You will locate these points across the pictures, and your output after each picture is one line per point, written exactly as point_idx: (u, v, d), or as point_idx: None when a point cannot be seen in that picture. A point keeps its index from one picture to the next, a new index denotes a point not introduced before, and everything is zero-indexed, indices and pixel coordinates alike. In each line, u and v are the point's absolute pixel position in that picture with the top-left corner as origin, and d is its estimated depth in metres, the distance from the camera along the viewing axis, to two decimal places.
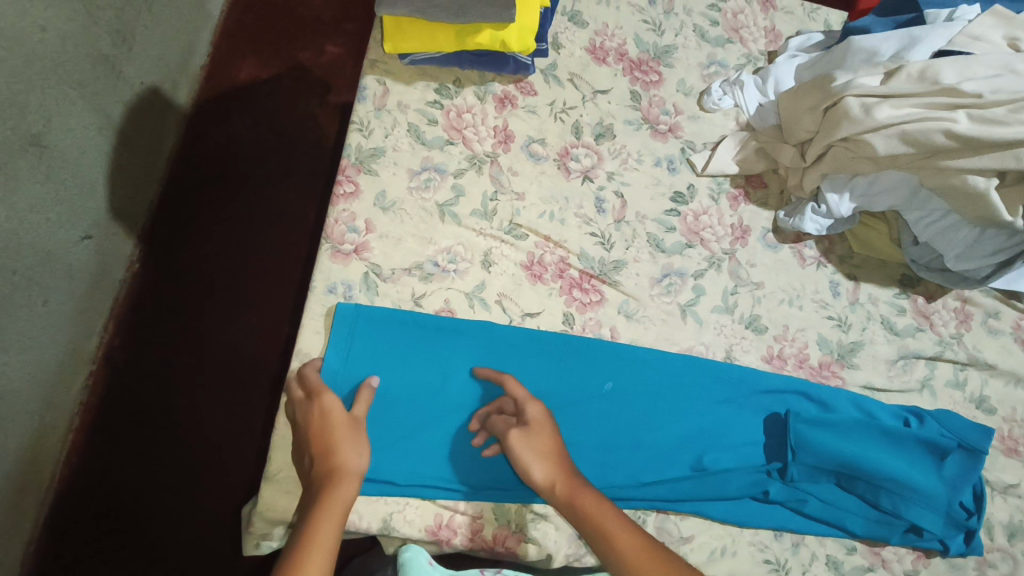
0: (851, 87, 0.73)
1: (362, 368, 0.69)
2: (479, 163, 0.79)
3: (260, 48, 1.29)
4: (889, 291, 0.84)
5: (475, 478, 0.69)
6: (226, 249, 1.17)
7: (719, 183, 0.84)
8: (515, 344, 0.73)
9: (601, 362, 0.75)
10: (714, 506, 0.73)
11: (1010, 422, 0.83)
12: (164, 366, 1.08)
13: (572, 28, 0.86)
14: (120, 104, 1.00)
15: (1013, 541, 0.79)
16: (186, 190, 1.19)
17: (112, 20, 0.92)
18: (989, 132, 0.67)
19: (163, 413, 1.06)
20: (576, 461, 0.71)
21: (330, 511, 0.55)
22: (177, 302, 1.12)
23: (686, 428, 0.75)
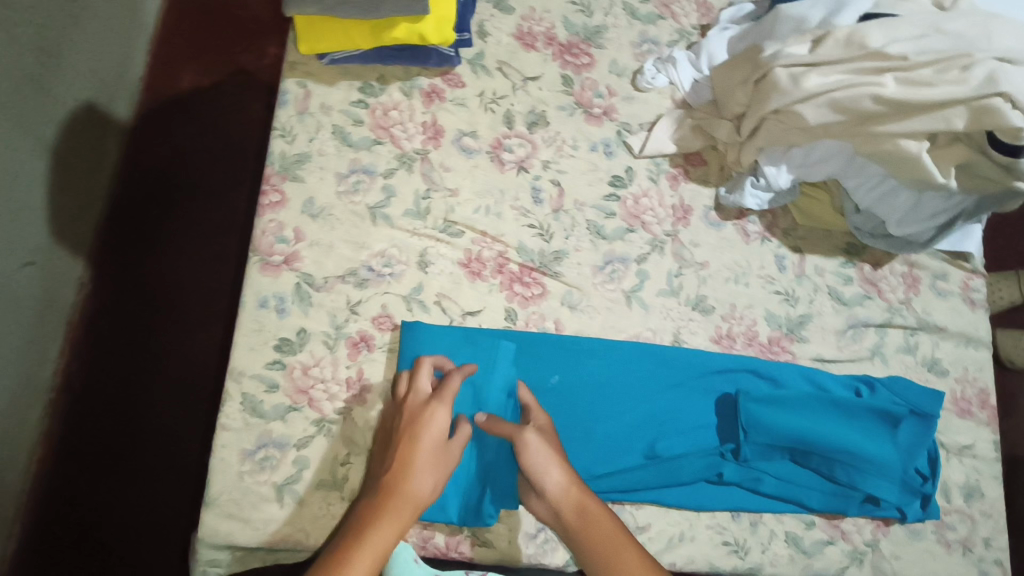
0: (780, 57, 0.72)
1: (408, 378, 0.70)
2: (409, 161, 0.77)
3: (196, 53, 1.23)
4: (835, 261, 0.83)
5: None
6: (178, 263, 1.12)
7: (658, 164, 0.83)
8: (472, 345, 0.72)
9: (545, 357, 0.73)
10: (671, 492, 0.73)
11: (963, 383, 0.82)
12: (126, 388, 1.05)
13: (498, 15, 0.84)
14: (53, 123, 0.95)
15: (971, 501, 0.79)
16: (133, 204, 1.13)
17: (34, 38, 0.87)
18: (917, 94, 0.65)
19: (126, 437, 1.03)
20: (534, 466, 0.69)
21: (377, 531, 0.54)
22: (133, 322, 1.08)
23: (639, 416, 0.74)
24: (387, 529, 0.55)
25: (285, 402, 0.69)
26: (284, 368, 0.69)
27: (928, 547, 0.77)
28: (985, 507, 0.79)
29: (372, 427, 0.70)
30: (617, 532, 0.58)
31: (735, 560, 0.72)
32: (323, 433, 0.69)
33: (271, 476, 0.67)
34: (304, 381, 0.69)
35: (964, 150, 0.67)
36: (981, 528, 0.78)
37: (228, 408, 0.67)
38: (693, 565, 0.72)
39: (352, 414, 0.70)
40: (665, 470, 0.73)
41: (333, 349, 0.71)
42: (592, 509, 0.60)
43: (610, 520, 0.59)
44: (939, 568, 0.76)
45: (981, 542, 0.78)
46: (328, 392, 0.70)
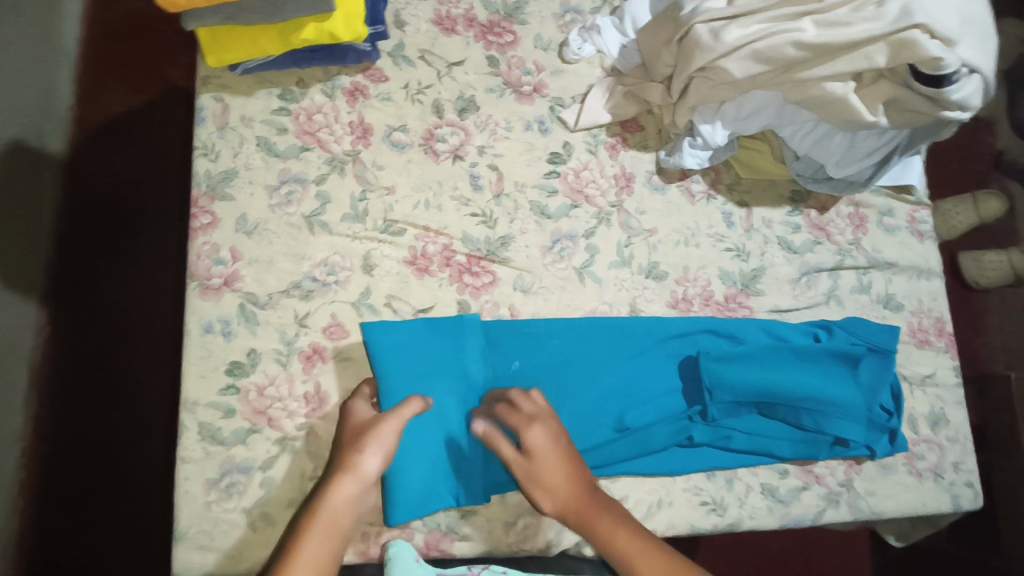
0: (699, 14, 0.70)
1: (389, 378, 0.67)
2: (340, 165, 0.75)
3: (120, 72, 1.16)
4: (782, 211, 0.83)
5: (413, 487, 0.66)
6: (139, 291, 1.07)
7: (595, 135, 0.81)
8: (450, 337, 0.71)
9: (508, 342, 0.72)
10: (644, 456, 0.73)
11: (919, 314, 0.83)
12: (99, 426, 1.01)
13: (413, 2, 0.81)
14: None
15: (937, 429, 0.81)
16: (84, 236, 1.08)
17: None
18: (834, 36, 0.64)
19: (112, 475, 0.99)
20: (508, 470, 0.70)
21: (317, 522, 0.56)
22: (103, 359, 1.03)
23: (605, 387, 0.74)
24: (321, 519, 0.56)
25: (244, 426, 0.67)
26: (239, 391, 0.68)
27: (900, 479, 0.79)
28: (952, 433, 0.81)
29: None
30: (632, 547, 0.58)
31: (715, 519, 0.73)
32: (288, 451, 0.68)
33: (240, 501, 0.66)
34: (261, 403, 0.68)
35: (890, 87, 0.66)
36: (949, 454, 0.80)
37: (186, 440, 0.66)
38: (674, 529, 0.72)
39: (315, 428, 0.69)
40: (636, 437, 0.73)
41: (287, 366, 0.70)
42: (594, 520, 0.61)
43: (614, 528, 0.60)
44: (912, 498, 0.78)
45: (950, 467, 0.80)
46: (286, 409, 0.69)
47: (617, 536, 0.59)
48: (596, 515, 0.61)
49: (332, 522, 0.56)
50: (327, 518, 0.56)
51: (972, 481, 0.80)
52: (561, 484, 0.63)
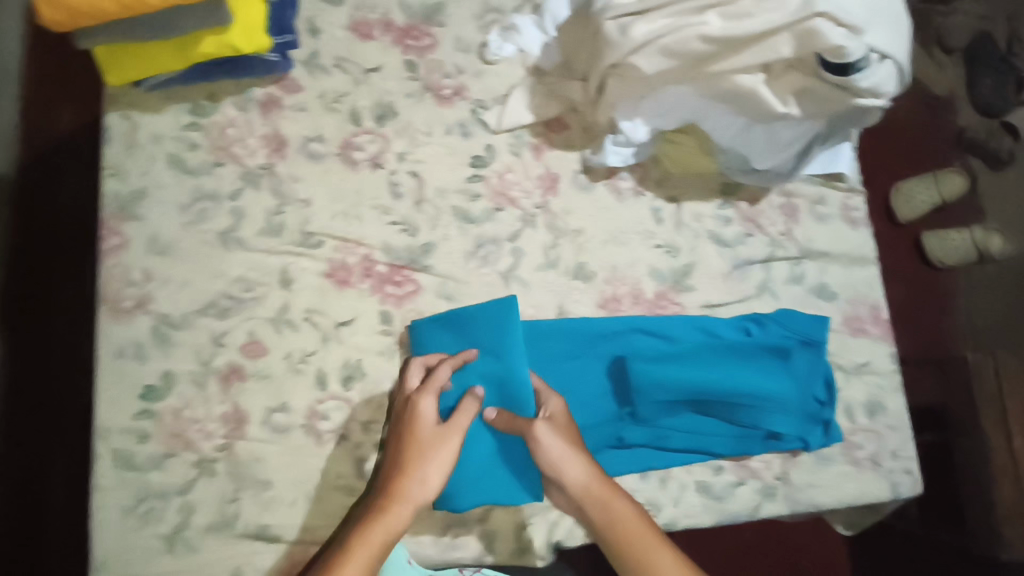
0: (608, 9, 0.68)
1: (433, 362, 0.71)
2: (254, 178, 0.73)
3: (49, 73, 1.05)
4: (712, 204, 0.83)
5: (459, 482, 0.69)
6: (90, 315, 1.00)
7: (518, 136, 0.80)
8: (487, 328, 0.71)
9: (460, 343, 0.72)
10: (580, 456, 0.72)
11: (855, 303, 0.83)
12: (52, 458, 0.96)
13: (327, 8, 0.79)
14: None
15: (875, 417, 0.80)
16: (20, 256, 1.00)
17: None
18: (739, 29, 0.63)
19: (68, 508, 0.95)
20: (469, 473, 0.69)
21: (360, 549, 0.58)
22: (30, 396, 0.96)
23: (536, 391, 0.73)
24: (361, 549, 0.59)
25: (159, 450, 0.67)
26: (154, 415, 0.67)
27: (839, 470, 0.78)
28: (891, 421, 0.80)
29: (257, 457, 0.68)
30: (637, 525, 0.62)
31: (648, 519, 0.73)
32: (206, 473, 0.67)
33: (157, 527, 0.65)
34: (177, 425, 0.68)
35: (800, 76, 0.66)
36: (888, 442, 0.80)
37: (100, 468, 0.65)
38: None
39: (234, 448, 0.68)
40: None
41: (204, 387, 0.69)
42: (609, 499, 0.63)
43: (624, 508, 0.63)
44: (851, 488, 0.78)
45: (889, 454, 0.80)
46: (204, 431, 0.68)
47: (628, 516, 0.62)
48: (608, 492, 0.63)
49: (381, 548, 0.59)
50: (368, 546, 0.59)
51: (911, 469, 0.80)
52: (580, 461, 0.64)
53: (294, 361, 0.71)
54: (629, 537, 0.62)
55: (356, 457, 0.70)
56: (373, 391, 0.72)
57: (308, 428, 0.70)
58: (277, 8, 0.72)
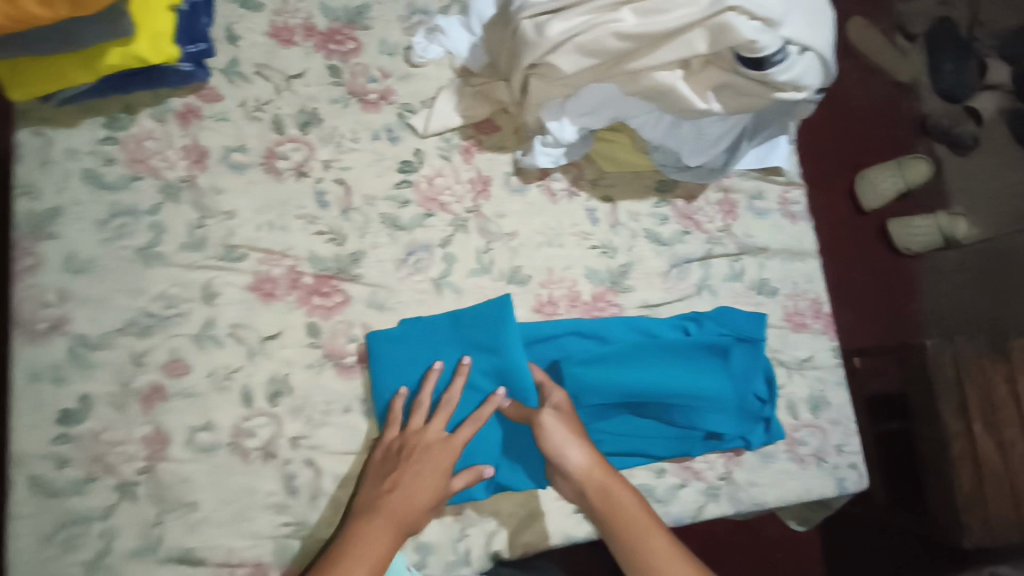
0: (525, 9, 0.67)
1: (393, 370, 0.71)
2: (175, 192, 0.71)
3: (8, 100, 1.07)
4: (648, 202, 0.82)
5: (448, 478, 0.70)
6: None
7: (448, 140, 0.79)
8: (449, 332, 0.72)
9: (412, 350, 0.71)
10: (521, 460, 0.72)
11: (794, 298, 0.83)
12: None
13: (247, 15, 0.77)
14: None
15: (818, 412, 0.80)
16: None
17: None
18: (652, 25, 0.61)
19: None
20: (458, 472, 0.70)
21: (364, 555, 0.60)
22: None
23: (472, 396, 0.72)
24: (364, 555, 0.60)
25: (80, 475, 0.65)
26: (74, 439, 0.65)
27: (783, 467, 0.77)
28: (833, 415, 0.80)
29: (183, 478, 0.67)
30: (639, 512, 0.65)
31: (586, 526, 0.73)
32: (128, 497, 0.65)
33: (78, 555, 0.63)
34: (97, 449, 0.66)
35: (718, 73, 0.65)
36: (831, 437, 0.79)
37: (17, 496, 0.63)
38: (549, 540, 0.72)
39: (156, 470, 0.66)
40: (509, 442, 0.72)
41: (125, 409, 0.67)
42: (613, 487, 0.66)
43: (627, 496, 0.65)
44: (796, 485, 0.77)
45: (833, 449, 0.79)
46: (127, 453, 0.66)
47: (631, 506, 0.65)
48: (612, 481, 0.66)
49: (392, 550, 0.62)
50: (371, 553, 0.60)
51: (856, 463, 0.79)
52: (586, 452, 0.67)
53: (219, 378, 0.69)
54: (632, 525, 0.64)
55: (286, 474, 0.69)
56: (303, 406, 0.70)
57: (234, 446, 0.68)
58: (189, 16, 0.70)
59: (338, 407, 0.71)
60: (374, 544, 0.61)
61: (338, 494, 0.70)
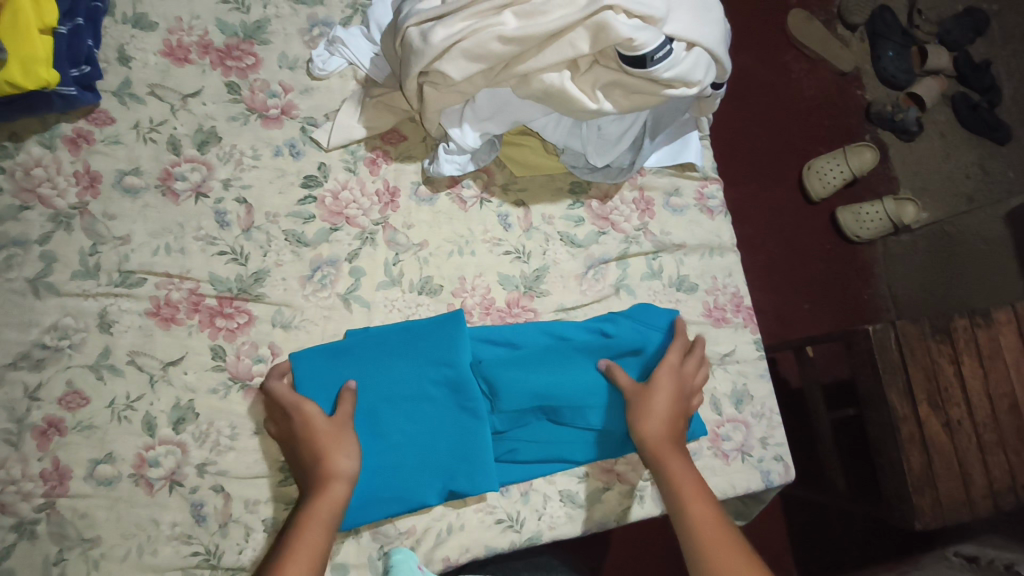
0: (410, 17, 0.66)
1: (320, 389, 0.69)
2: (66, 220, 0.70)
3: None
4: (562, 205, 0.81)
5: (377, 490, 0.68)
6: None
7: (353, 152, 0.77)
8: (377, 344, 0.71)
9: (333, 368, 0.70)
10: (440, 471, 0.69)
11: (715, 292, 0.83)
12: None
13: (139, 35, 0.76)
14: None
15: (741, 407, 0.80)
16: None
17: None
18: (532, 27, 0.61)
19: None
20: (398, 484, 0.68)
21: (313, 522, 0.61)
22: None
23: (387, 408, 0.70)
24: (313, 525, 0.61)
25: None
26: None
27: (707, 464, 0.77)
28: (757, 409, 0.80)
29: (81, 514, 0.64)
30: (690, 487, 0.66)
31: (510, 536, 0.71)
32: (26, 537, 0.63)
33: None
34: None
35: (605, 71, 0.64)
36: (755, 431, 0.80)
37: None
38: (469, 553, 0.70)
39: (55, 507, 0.64)
40: (428, 454, 0.70)
41: (19, 446, 0.65)
42: (669, 460, 0.68)
43: (684, 470, 0.68)
44: (721, 481, 0.77)
45: (757, 443, 0.79)
46: (21, 492, 0.64)
47: (686, 482, 0.67)
48: (672, 455, 0.68)
49: (339, 510, 0.63)
50: (317, 519, 0.61)
51: (781, 455, 0.79)
52: (658, 426, 0.69)
53: (118, 409, 0.67)
54: (680, 496, 0.66)
55: (192, 503, 0.66)
56: (207, 432, 0.68)
57: (137, 478, 0.66)
58: (70, 39, 0.69)
59: (246, 431, 0.69)
60: (314, 508, 0.62)
61: (246, 520, 0.67)
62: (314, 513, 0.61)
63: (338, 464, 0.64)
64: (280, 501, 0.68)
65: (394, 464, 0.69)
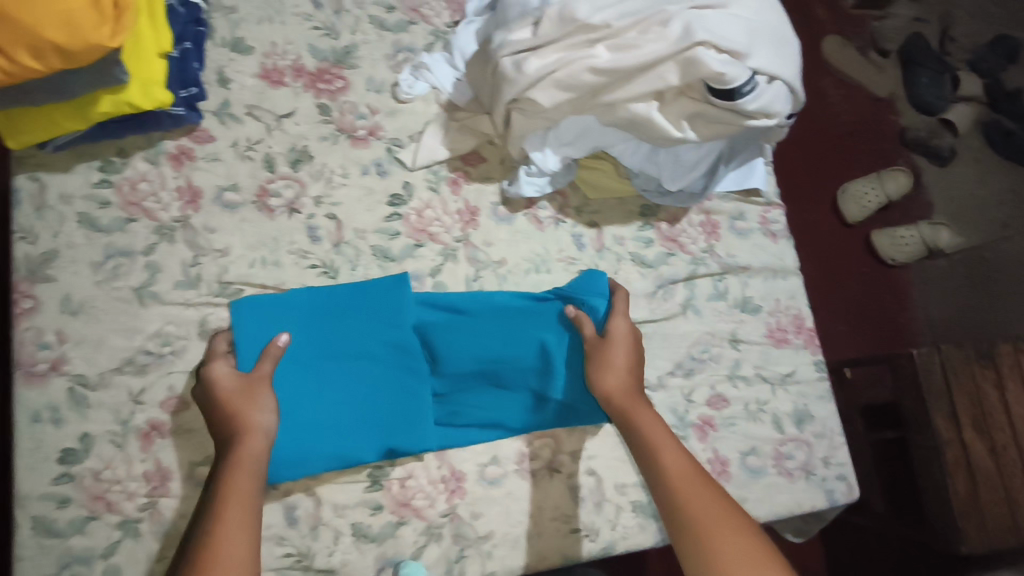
0: (504, 47, 0.70)
1: (255, 344, 0.70)
2: (169, 232, 0.73)
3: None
4: (632, 226, 0.84)
5: (309, 446, 0.69)
6: None
7: (435, 172, 0.81)
8: (315, 301, 0.72)
9: (273, 322, 0.71)
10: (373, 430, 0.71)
11: (777, 314, 0.85)
12: None
13: (237, 58, 0.79)
14: None
15: (803, 426, 0.82)
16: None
17: None
18: (624, 59, 0.64)
19: None
20: (327, 439, 0.70)
21: (236, 469, 0.60)
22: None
23: (331, 364, 0.72)
24: (242, 473, 0.60)
25: (81, 514, 0.65)
26: (74, 479, 0.66)
27: (772, 481, 0.78)
28: (818, 429, 0.82)
29: (183, 515, 0.68)
30: (655, 433, 0.66)
31: (586, 545, 0.74)
32: (130, 534, 0.66)
33: None
34: (97, 487, 0.66)
35: (690, 103, 0.67)
36: (817, 450, 0.81)
37: (19, 536, 0.64)
38: (547, 560, 0.73)
39: (158, 506, 0.67)
40: (369, 411, 0.72)
41: (124, 447, 0.68)
42: (636, 409, 0.69)
43: (651, 417, 0.68)
44: (785, 498, 0.78)
45: (820, 463, 0.81)
46: (126, 491, 0.67)
47: (653, 427, 0.67)
48: (637, 402, 0.69)
49: (261, 463, 0.62)
50: (245, 467, 0.60)
51: (844, 474, 0.81)
52: (619, 375, 0.71)
53: None
54: (648, 442, 0.66)
55: (285, 506, 0.69)
56: None
57: None
58: (179, 62, 0.73)
59: None
60: (234, 457, 0.61)
61: (336, 524, 0.70)
62: (235, 464, 0.61)
63: (252, 418, 0.64)
64: (369, 505, 0.71)
65: (328, 419, 0.71)
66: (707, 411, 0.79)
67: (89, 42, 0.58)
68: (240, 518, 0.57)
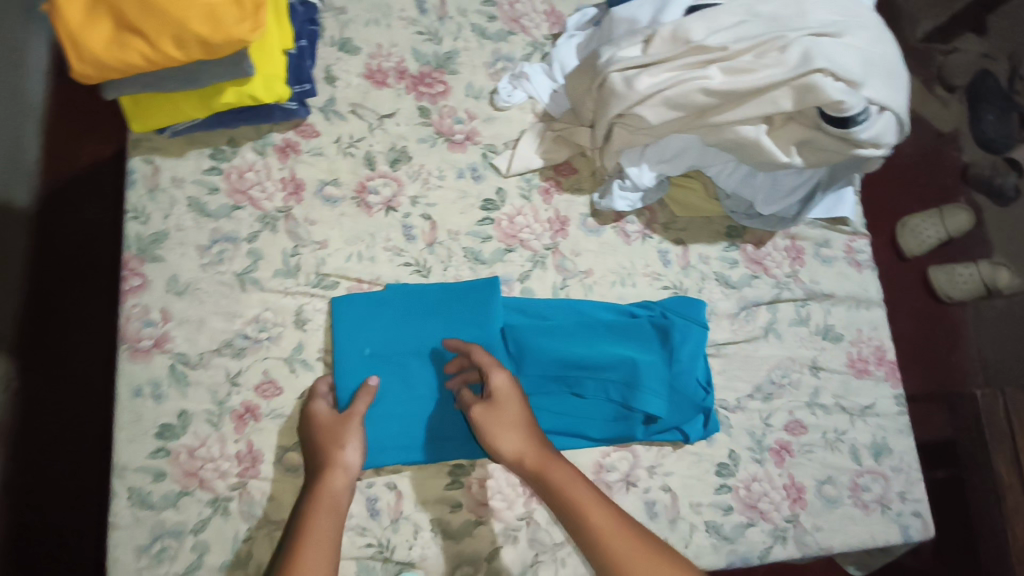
0: (613, 63, 0.70)
1: (354, 339, 0.73)
2: (272, 222, 0.76)
3: (115, 114, 1.14)
4: (718, 246, 0.84)
5: (392, 438, 0.71)
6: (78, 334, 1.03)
7: (528, 180, 0.82)
8: (411, 300, 0.74)
9: (371, 318, 0.73)
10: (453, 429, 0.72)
11: (858, 344, 0.84)
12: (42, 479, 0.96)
13: (345, 57, 0.82)
14: None
15: (880, 459, 0.81)
16: (80, 291, 1.05)
17: None
18: (739, 82, 0.65)
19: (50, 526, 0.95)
20: (409, 433, 0.71)
21: (318, 506, 0.61)
22: (69, 440, 0.99)
23: (415, 361, 0.73)
24: (322, 510, 0.60)
25: (174, 489, 0.67)
26: (170, 454, 0.68)
27: (847, 512, 0.78)
28: (895, 463, 0.81)
29: (270, 497, 0.69)
30: (584, 496, 0.58)
31: None
32: (220, 512, 0.67)
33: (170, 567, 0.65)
34: (192, 464, 0.68)
35: (801, 128, 0.68)
36: (893, 484, 0.80)
37: (116, 506, 0.66)
38: None
39: (248, 487, 0.69)
40: (450, 411, 0.73)
41: (219, 426, 0.70)
42: (550, 471, 0.60)
43: (568, 475, 0.59)
44: (860, 530, 0.78)
45: (896, 497, 0.80)
46: (218, 470, 0.68)
47: (572, 487, 0.58)
48: (552, 462, 0.60)
49: (342, 502, 0.62)
50: (324, 504, 0.61)
51: (920, 511, 0.80)
52: (520, 438, 0.62)
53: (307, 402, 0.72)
54: (569, 506, 0.58)
55: (368, 497, 0.70)
56: None
57: None
58: (296, 59, 0.76)
59: None
60: (313, 494, 0.62)
61: (416, 518, 0.71)
62: (314, 501, 0.61)
63: (338, 454, 0.65)
64: (446, 503, 0.72)
65: (412, 414, 0.72)
66: (784, 436, 0.79)
67: (229, 36, 0.61)
68: (319, 555, 0.56)
